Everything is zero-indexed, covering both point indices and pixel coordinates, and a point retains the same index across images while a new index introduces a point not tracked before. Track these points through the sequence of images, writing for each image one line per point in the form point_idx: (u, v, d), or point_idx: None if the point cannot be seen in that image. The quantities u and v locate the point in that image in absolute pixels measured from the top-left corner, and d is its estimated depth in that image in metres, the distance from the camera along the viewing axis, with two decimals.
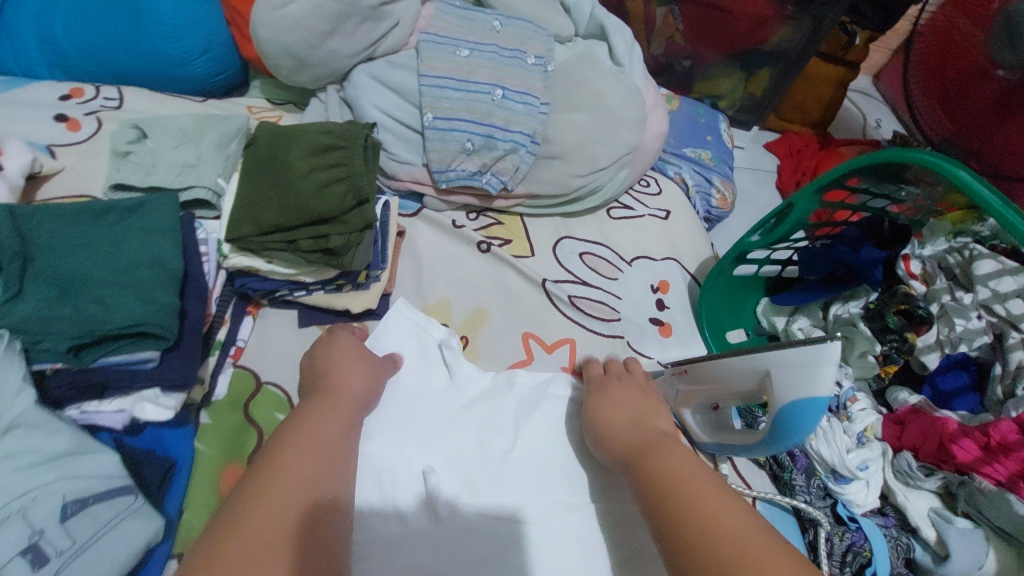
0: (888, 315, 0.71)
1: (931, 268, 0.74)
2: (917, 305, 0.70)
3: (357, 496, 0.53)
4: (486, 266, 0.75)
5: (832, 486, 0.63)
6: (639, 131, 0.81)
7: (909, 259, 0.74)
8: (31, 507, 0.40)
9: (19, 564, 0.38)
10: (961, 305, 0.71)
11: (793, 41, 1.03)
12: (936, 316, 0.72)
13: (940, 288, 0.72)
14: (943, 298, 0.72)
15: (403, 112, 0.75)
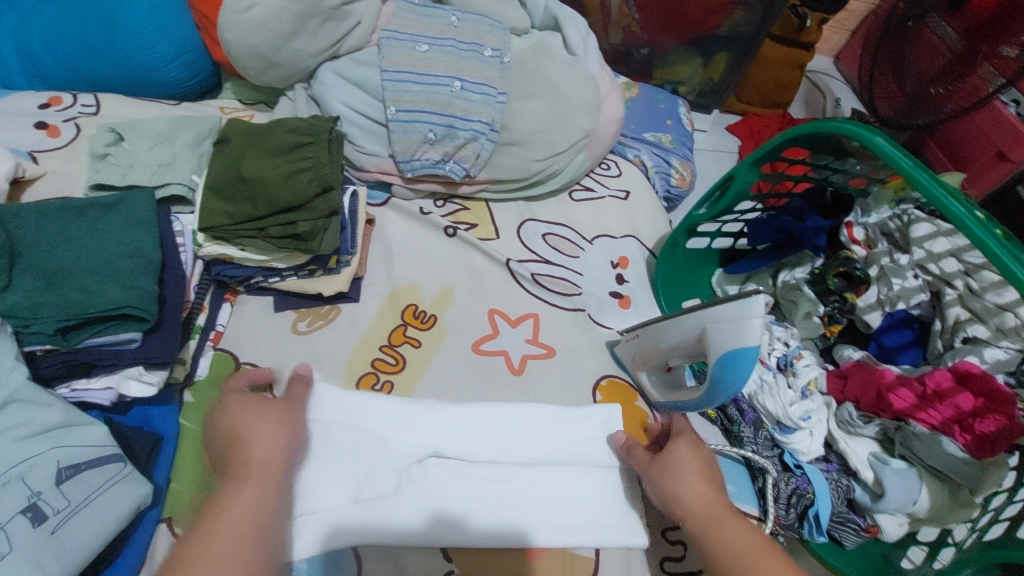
0: (828, 278, 0.78)
1: (872, 234, 0.77)
2: (855, 268, 0.77)
3: (351, 462, 0.56)
4: (452, 249, 0.79)
5: (779, 437, 0.68)
6: (594, 116, 0.86)
7: (852, 225, 0.77)
8: (30, 471, 0.45)
9: (21, 519, 0.43)
10: (898, 266, 0.75)
11: (746, 25, 1.07)
12: (875, 278, 0.77)
13: (880, 252, 0.77)
14: (882, 261, 0.77)
15: (367, 106, 0.79)
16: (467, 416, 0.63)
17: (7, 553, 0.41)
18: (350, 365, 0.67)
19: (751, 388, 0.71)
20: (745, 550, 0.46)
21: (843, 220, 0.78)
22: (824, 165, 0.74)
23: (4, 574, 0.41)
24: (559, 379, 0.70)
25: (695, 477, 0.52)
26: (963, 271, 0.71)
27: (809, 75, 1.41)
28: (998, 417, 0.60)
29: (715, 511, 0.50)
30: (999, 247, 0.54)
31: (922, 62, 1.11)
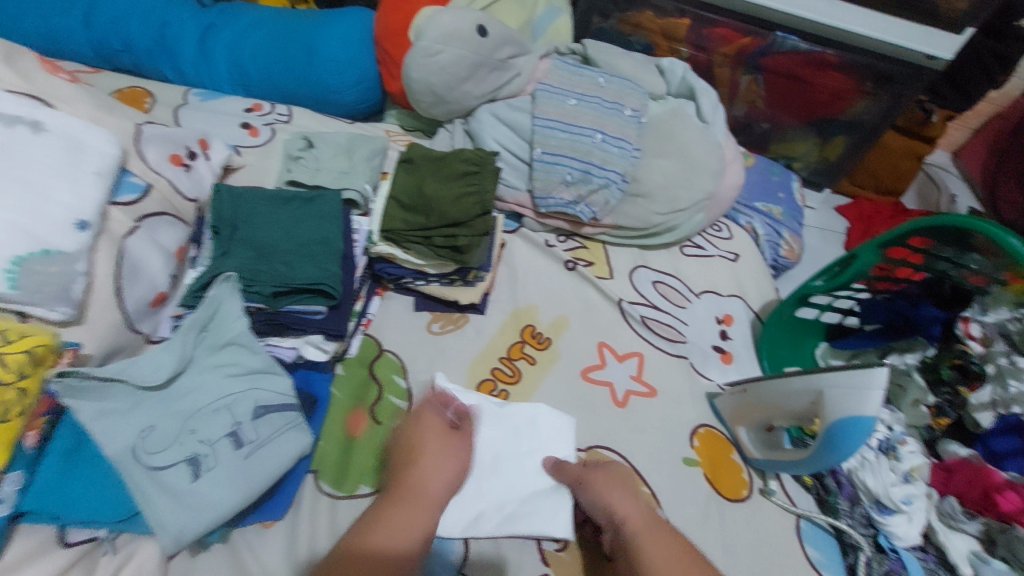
0: (941, 368, 0.79)
1: (991, 332, 0.75)
2: (971, 362, 0.77)
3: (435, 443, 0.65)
4: (570, 281, 0.86)
5: (876, 516, 0.68)
6: (718, 181, 0.92)
7: (969, 321, 0.77)
8: (235, 404, 0.54)
9: (226, 441, 0.52)
10: (1017, 367, 0.72)
11: (868, 113, 1.12)
12: (991, 376, 0.75)
13: (998, 351, 0.74)
14: (999, 360, 0.74)
15: (515, 145, 0.90)
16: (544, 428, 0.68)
17: (213, 467, 0.51)
18: (472, 369, 0.74)
19: (850, 463, 0.71)
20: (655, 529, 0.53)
21: (960, 314, 0.78)
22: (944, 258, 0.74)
23: (208, 483, 0.50)
24: (659, 418, 0.74)
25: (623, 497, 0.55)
26: None
27: (924, 167, 1.39)
28: None
29: (646, 528, 0.52)
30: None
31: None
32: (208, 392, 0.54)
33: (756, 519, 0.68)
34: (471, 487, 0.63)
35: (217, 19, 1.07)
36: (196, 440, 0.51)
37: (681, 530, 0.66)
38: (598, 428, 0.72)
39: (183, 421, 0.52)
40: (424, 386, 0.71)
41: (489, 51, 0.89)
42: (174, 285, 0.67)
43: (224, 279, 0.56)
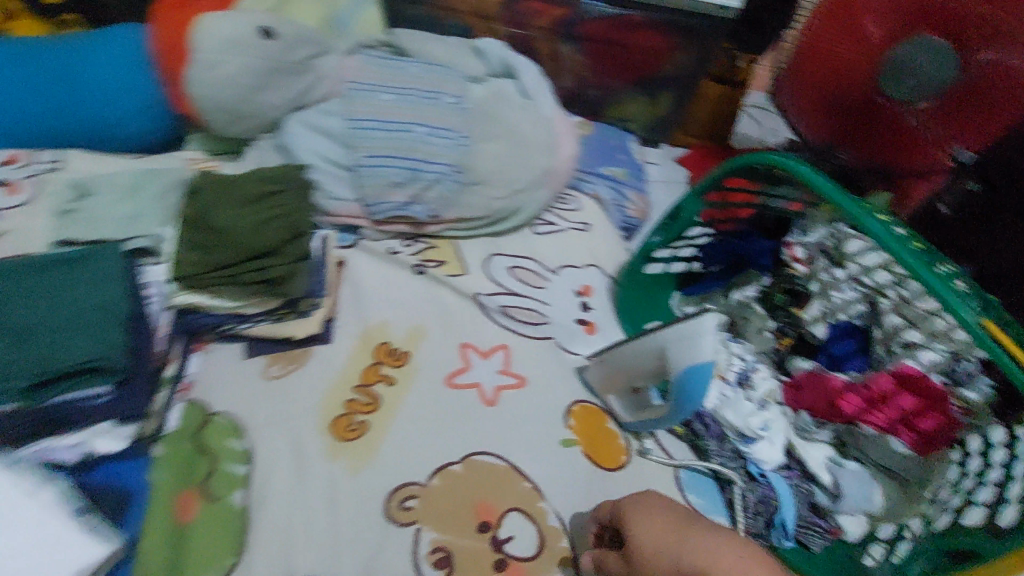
0: (775, 295, 0.86)
1: (812, 252, 0.85)
2: (798, 283, 0.85)
3: None
4: (422, 286, 0.82)
5: (742, 448, 0.71)
6: (551, 156, 0.91)
7: (793, 246, 0.85)
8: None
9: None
10: (836, 280, 0.83)
11: (683, 67, 1.17)
12: (816, 292, 0.85)
13: (819, 268, 0.84)
14: (822, 275, 0.84)
15: (333, 152, 0.81)
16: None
17: None
18: (325, 408, 0.67)
19: (712, 402, 0.73)
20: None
21: (786, 240, 0.86)
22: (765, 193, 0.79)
23: None
24: (530, 408, 0.73)
25: (653, 514, 0.56)
26: (894, 281, 0.78)
27: (747, 109, 1.50)
28: (936, 416, 0.71)
29: None
30: (936, 274, 0.58)
31: (915, 70, 0.90)
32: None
33: (638, 481, 0.69)
34: (332, 539, 0.58)
35: None
36: None
37: (567, 516, 0.65)
38: (471, 435, 0.68)
39: None
40: (269, 440, 0.63)
41: (281, 55, 0.81)
42: None
43: None
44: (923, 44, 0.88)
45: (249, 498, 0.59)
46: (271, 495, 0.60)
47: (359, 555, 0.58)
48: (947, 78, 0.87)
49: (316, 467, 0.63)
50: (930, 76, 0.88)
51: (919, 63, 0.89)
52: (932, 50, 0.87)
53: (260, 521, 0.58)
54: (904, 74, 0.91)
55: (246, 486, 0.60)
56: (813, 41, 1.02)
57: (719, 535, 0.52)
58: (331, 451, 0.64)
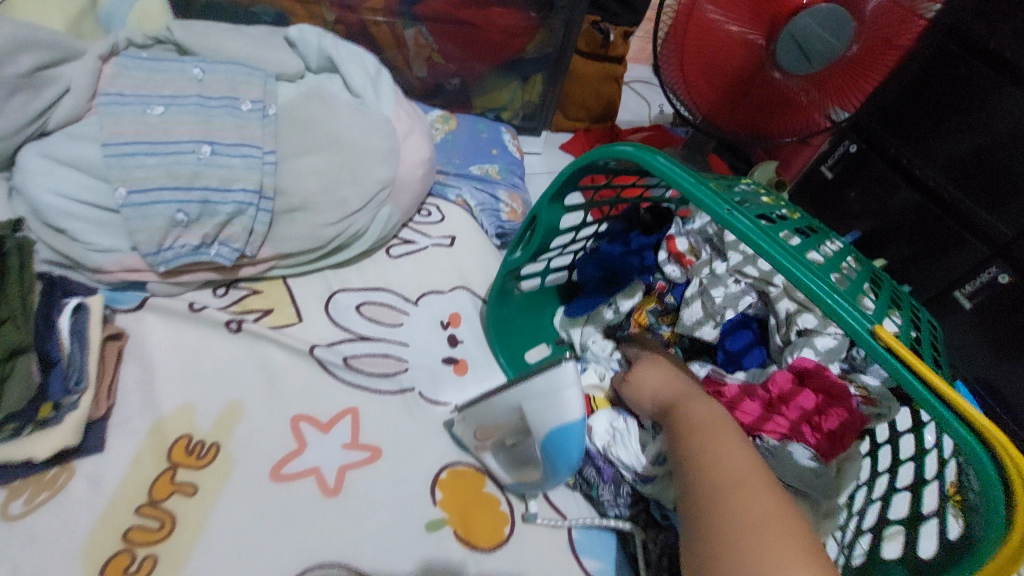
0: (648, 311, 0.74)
1: (695, 242, 0.75)
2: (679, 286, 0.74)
3: None
4: (239, 348, 0.64)
5: (638, 489, 0.60)
6: (392, 163, 0.75)
7: (673, 238, 0.75)
8: None
9: None
10: (717, 275, 0.72)
11: (550, 45, 1.05)
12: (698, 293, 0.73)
13: (702, 263, 0.74)
14: (704, 271, 0.73)
15: (88, 190, 0.61)
16: None
17: None
18: (89, 549, 0.49)
19: (603, 441, 0.62)
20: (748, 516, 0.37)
21: (666, 233, 0.76)
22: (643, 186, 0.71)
23: None
24: (386, 487, 0.58)
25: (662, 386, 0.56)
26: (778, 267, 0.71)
27: (628, 85, 1.41)
28: (840, 412, 0.63)
29: None
30: (820, 282, 0.49)
31: (810, 39, 0.79)
32: None
33: (524, 555, 0.57)
34: None
35: None
36: None
37: None
38: (305, 542, 0.53)
39: None
40: None
41: None
42: None
43: None
44: (823, 14, 0.76)
45: None
46: None
47: None
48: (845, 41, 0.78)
49: None
50: (826, 49, 0.79)
51: (812, 32, 0.78)
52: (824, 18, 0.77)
53: None
54: (806, 50, 0.80)
55: None
56: (682, 43, 0.90)
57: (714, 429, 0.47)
58: None
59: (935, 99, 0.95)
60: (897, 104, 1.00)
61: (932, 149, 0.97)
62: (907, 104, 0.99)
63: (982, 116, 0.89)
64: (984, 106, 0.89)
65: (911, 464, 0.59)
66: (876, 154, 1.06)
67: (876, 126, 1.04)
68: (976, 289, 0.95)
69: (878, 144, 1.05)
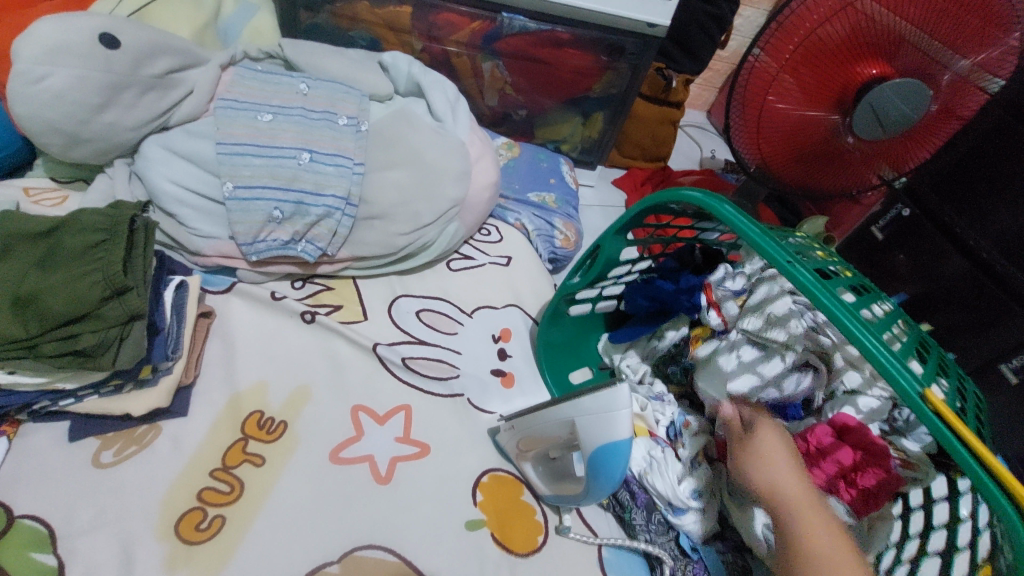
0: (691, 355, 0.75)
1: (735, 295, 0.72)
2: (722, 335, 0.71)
3: None
4: (310, 338, 0.70)
5: (672, 519, 0.63)
6: (463, 184, 0.81)
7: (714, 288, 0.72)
8: None
9: None
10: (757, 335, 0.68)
11: (616, 86, 1.11)
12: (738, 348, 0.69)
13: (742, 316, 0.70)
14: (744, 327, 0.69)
15: (199, 182, 0.69)
16: None
17: None
18: (169, 502, 0.54)
19: (640, 467, 0.65)
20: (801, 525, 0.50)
21: (706, 281, 0.73)
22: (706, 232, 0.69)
23: None
24: (432, 483, 0.62)
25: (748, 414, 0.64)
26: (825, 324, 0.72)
27: (683, 129, 1.46)
28: (876, 472, 0.65)
29: None
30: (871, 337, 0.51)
31: (884, 110, 0.82)
32: None
33: (555, 566, 0.60)
34: None
35: None
36: None
37: None
38: (356, 524, 0.57)
39: None
40: (88, 553, 0.50)
41: (130, 68, 0.67)
42: None
43: None
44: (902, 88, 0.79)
45: None
46: None
47: None
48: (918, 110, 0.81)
49: None
50: (898, 116, 0.83)
51: (889, 104, 0.81)
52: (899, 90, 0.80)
53: None
54: (881, 119, 0.83)
55: None
56: (757, 125, 0.94)
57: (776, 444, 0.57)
58: (170, 562, 0.51)
59: (997, 173, 0.95)
60: (956, 172, 1.01)
61: (988, 220, 0.97)
62: (965, 174, 0.99)
63: None
64: None
65: (945, 531, 0.60)
66: (928, 218, 1.07)
67: (928, 192, 1.06)
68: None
69: (931, 210, 1.06)
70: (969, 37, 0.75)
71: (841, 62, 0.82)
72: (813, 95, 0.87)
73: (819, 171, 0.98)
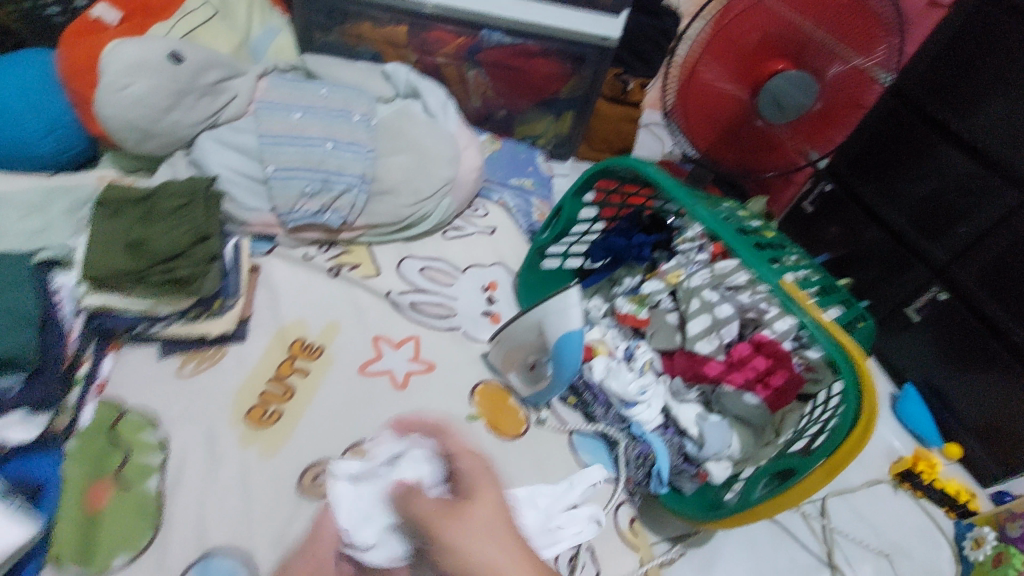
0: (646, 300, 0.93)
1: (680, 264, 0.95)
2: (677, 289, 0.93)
3: None
4: (336, 287, 0.88)
5: (624, 412, 0.81)
6: (455, 166, 1.00)
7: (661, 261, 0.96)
8: None
9: None
10: (694, 287, 0.92)
11: (581, 88, 1.31)
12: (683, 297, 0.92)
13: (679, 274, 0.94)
14: (685, 284, 0.93)
15: (246, 166, 0.87)
16: None
17: None
18: (238, 400, 0.71)
19: (599, 374, 0.83)
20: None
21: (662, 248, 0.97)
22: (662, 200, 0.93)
23: None
24: (438, 390, 0.80)
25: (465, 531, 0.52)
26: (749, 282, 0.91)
27: (645, 127, 1.67)
28: (784, 372, 0.84)
29: None
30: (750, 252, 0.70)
31: (785, 97, 1.03)
32: None
33: (535, 447, 0.77)
34: (243, 512, 0.63)
35: None
36: None
37: None
38: (382, 416, 0.74)
39: None
40: (183, 433, 0.67)
41: (190, 78, 0.86)
42: None
43: None
44: (798, 79, 1.00)
45: (164, 483, 0.63)
46: (185, 479, 0.64)
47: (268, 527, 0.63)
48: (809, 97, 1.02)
49: (230, 454, 0.67)
50: (796, 103, 1.03)
51: (787, 92, 1.02)
52: (795, 80, 1.01)
53: (175, 504, 0.61)
54: (781, 105, 1.04)
55: (160, 474, 0.63)
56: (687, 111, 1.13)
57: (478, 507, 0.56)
58: (244, 439, 0.68)
59: (893, 151, 1.15)
60: (864, 153, 1.21)
61: (891, 189, 1.17)
62: (872, 154, 1.19)
63: (925, 165, 1.10)
64: (927, 156, 1.09)
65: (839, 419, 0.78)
66: (847, 193, 1.27)
67: (846, 170, 1.25)
68: (924, 307, 1.14)
69: (848, 186, 1.26)
70: (851, 39, 0.97)
71: (758, 58, 1.01)
72: (737, 80, 1.05)
73: (744, 151, 1.17)
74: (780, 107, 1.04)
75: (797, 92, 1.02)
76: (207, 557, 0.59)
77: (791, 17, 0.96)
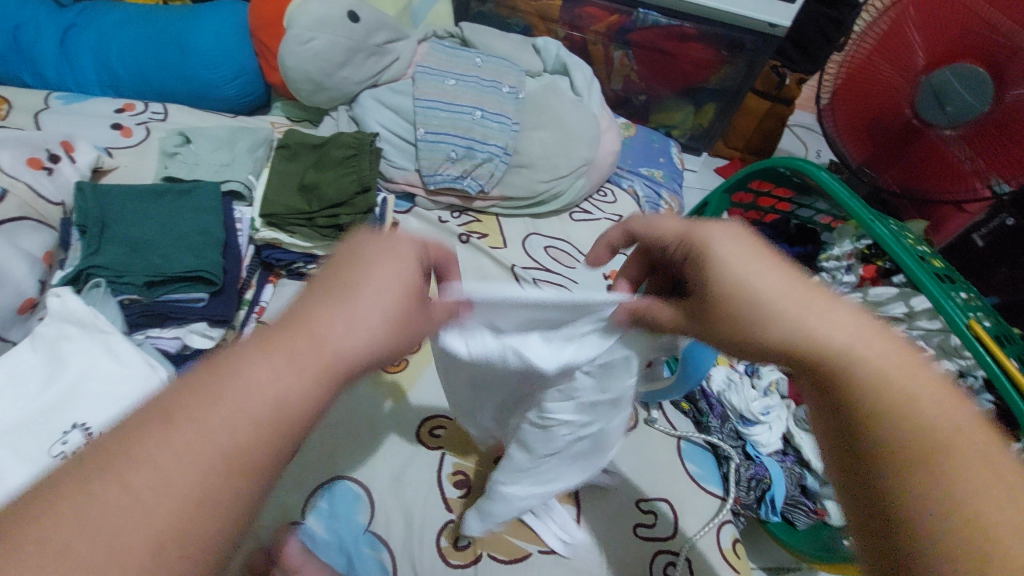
0: None
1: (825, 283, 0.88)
2: None
3: (33, 434, 0.51)
4: (465, 253, 0.90)
5: (742, 429, 0.80)
6: (593, 147, 0.98)
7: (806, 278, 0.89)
8: (95, 400, 0.54)
9: (76, 431, 0.52)
10: None
11: (732, 79, 1.23)
12: None
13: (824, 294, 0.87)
14: None
15: (400, 127, 0.92)
16: (121, 349, 0.57)
17: None
18: None
19: (719, 387, 0.83)
20: (179, 450, 0.25)
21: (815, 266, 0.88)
22: (807, 206, 0.87)
23: None
24: None
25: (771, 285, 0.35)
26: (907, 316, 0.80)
27: (790, 129, 1.54)
28: None
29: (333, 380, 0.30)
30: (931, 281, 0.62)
31: (950, 96, 0.82)
32: (89, 403, 0.54)
33: (641, 445, 0.75)
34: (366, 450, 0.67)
35: (78, 18, 1.00)
36: (78, 429, 0.53)
37: None
38: None
39: (58, 410, 0.53)
40: None
41: (362, 36, 0.91)
42: (43, 290, 0.66)
43: (93, 287, 0.61)
44: (970, 74, 0.79)
45: None
46: (321, 408, 0.69)
47: (385, 469, 0.66)
48: (980, 99, 0.78)
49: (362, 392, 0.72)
50: (964, 105, 0.81)
51: (951, 89, 0.81)
52: (966, 76, 0.79)
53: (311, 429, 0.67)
54: (943, 104, 0.83)
55: None
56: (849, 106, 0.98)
57: (840, 314, 0.34)
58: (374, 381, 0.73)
59: None
60: None
61: None
62: None
63: None
64: None
65: None
66: None
67: None
68: None
69: None
70: None
71: (942, 47, 0.82)
72: (904, 68, 0.87)
73: (911, 169, 0.95)
74: (946, 108, 0.83)
75: (968, 94, 0.80)
76: (332, 484, 0.64)
77: (992, 8, 0.75)
